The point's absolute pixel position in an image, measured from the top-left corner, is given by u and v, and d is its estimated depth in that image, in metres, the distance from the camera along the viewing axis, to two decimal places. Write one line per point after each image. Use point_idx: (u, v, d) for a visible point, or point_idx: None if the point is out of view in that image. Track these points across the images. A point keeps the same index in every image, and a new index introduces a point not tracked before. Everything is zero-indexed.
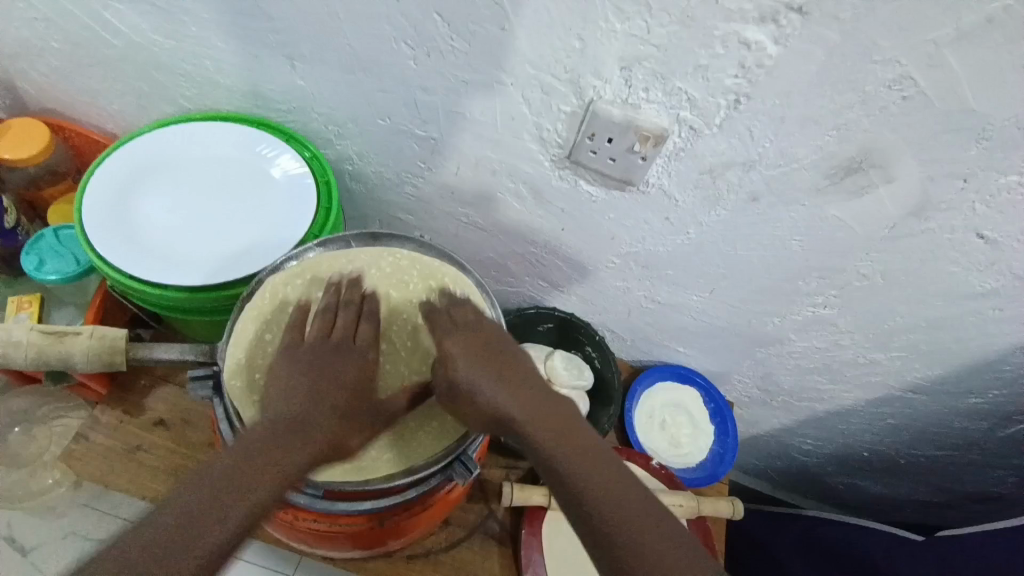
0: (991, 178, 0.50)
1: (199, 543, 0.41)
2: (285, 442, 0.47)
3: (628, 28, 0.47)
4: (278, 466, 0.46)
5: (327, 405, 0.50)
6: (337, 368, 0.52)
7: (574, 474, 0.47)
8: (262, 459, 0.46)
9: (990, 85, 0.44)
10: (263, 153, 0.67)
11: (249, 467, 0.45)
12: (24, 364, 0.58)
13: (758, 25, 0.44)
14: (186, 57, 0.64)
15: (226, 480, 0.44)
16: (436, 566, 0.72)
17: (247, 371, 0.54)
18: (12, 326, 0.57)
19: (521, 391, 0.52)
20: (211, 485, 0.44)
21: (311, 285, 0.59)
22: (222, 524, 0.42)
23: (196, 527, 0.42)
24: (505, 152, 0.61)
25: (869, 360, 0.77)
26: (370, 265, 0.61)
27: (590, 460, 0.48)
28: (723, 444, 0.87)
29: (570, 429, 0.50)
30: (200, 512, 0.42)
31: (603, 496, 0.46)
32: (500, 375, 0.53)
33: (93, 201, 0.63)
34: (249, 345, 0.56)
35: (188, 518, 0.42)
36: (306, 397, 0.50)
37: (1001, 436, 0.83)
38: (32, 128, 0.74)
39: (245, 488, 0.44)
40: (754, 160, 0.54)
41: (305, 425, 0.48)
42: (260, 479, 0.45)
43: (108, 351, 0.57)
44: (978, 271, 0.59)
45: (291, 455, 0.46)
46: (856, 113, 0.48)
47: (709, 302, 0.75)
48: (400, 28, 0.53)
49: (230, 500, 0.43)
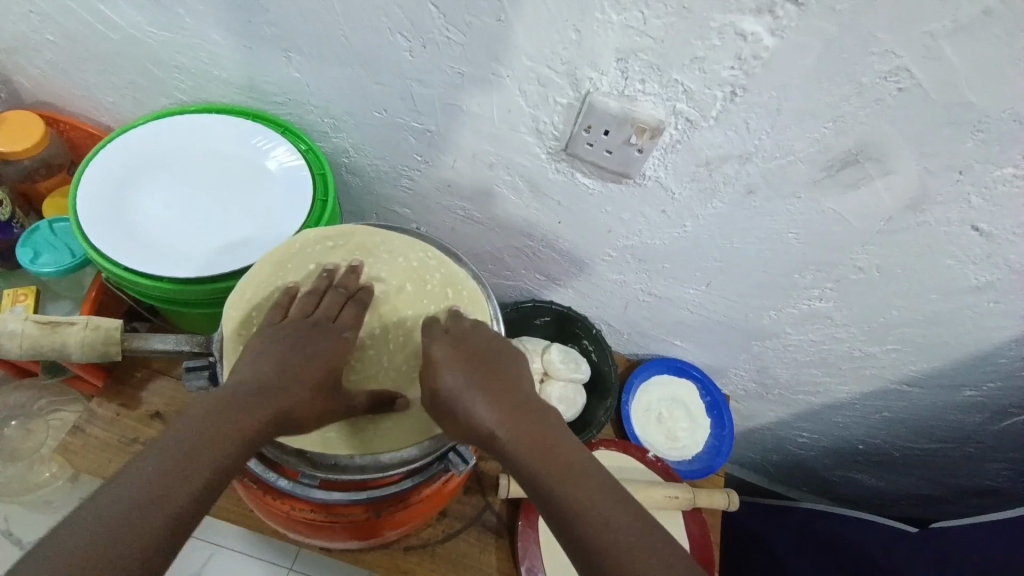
0: (987, 171, 0.50)
1: (160, 514, 0.38)
2: (247, 406, 0.45)
3: (625, 19, 0.47)
4: (241, 429, 0.44)
5: (296, 373, 0.48)
6: (309, 346, 0.50)
7: (555, 493, 0.43)
8: (223, 422, 0.43)
9: (987, 77, 0.43)
10: (259, 146, 0.66)
11: (212, 431, 0.42)
12: (21, 356, 0.57)
13: (755, 17, 0.44)
14: (181, 49, 0.64)
15: (188, 447, 0.41)
16: (432, 558, 0.72)
17: (248, 307, 0.54)
18: (6, 316, 0.57)
19: (506, 400, 0.49)
20: (172, 454, 0.41)
21: (337, 254, 0.58)
22: (185, 490, 0.40)
23: (159, 496, 0.39)
24: (502, 146, 0.61)
25: (865, 353, 0.77)
26: (397, 253, 0.60)
27: (573, 476, 0.44)
28: (719, 437, 0.87)
29: (554, 441, 0.47)
30: (160, 482, 0.39)
31: (587, 515, 0.42)
32: (483, 383, 0.50)
33: (89, 193, 0.63)
34: (259, 286, 0.55)
35: (147, 490, 0.38)
36: (270, 366, 0.48)
37: (996, 429, 0.83)
38: (27, 120, 0.74)
39: (209, 452, 0.42)
40: (751, 152, 0.54)
41: (269, 390, 0.47)
42: (224, 442, 0.43)
43: (102, 342, 0.56)
44: (974, 264, 0.59)
45: (251, 417, 0.45)
46: (853, 105, 0.48)
47: (706, 296, 0.75)
48: (397, 20, 0.53)
49: (192, 466, 0.41)
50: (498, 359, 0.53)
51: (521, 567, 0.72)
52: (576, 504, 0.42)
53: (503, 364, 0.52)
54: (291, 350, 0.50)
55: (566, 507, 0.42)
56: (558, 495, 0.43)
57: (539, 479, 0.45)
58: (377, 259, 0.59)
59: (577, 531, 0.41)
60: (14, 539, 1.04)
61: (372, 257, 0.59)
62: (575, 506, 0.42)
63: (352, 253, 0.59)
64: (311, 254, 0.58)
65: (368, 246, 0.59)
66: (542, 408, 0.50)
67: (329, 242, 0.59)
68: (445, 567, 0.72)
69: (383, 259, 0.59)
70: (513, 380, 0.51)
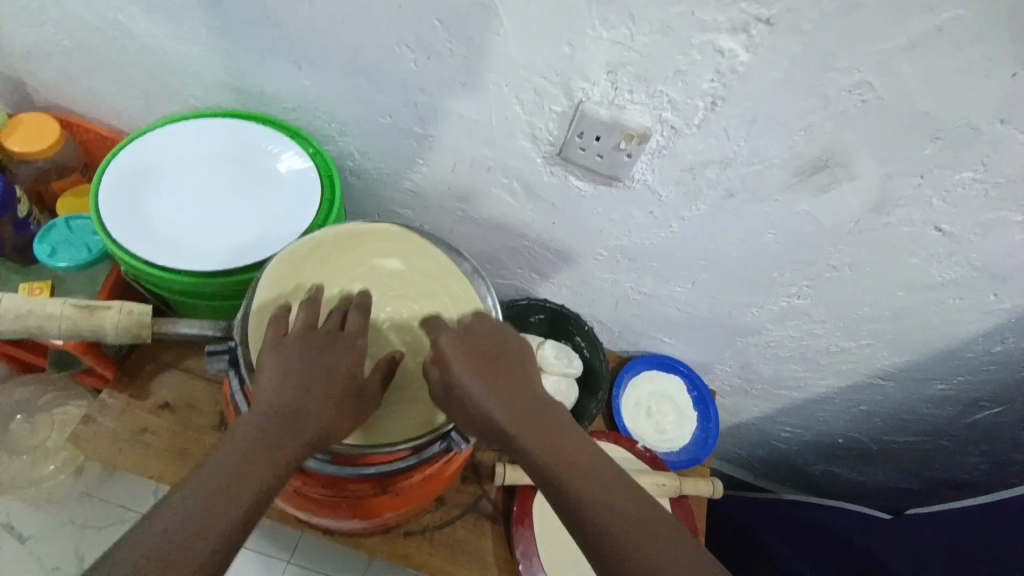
0: (945, 176, 0.55)
1: (210, 537, 0.41)
2: (281, 436, 0.46)
3: (613, 36, 0.51)
4: (278, 459, 0.46)
5: (318, 394, 0.49)
6: (323, 360, 0.50)
7: (560, 480, 0.45)
8: (259, 453, 0.45)
9: (940, 90, 0.48)
10: (268, 149, 0.70)
11: (252, 462, 0.44)
12: (58, 337, 0.61)
13: (730, 35, 0.48)
14: (195, 56, 0.67)
15: (228, 475, 0.43)
16: (431, 542, 0.75)
17: (286, 280, 0.59)
18: (44, 299, 0.60)
19: (515, 398, 0.50)
20: (216, 483, 0.43)
21: (372, 248, 0.64)
22: (225, 526, 0.42)
23: (209, 520, 0.41)
24: (498, 149, 0.65)
25: (841, 348, 0.82)
26: (425, 264, 0.64)
27: (581, 468, 0.46)
28: (705, 430, 0.91)
29: (562, 435, 0.48)
30: (208, 508, 0.42)
31: (594, 503, 0.44)
32: (495, 381, 0.50)
33: (108, 193, 0.66)
34: (289, 266, 0.60)
35: (190, 522, 0.41)
36: (294, 387, 0.48)
37: (968, 422, 0.88)
38: (43, 123, 0.77)
39: (249, 482, 0.44)
40: (730, 158, 0.59)
41: (300, 415, 0.48)
42: (258, 478, 0.44)
43: (135, 326, 0.60)
44: (938, 262, 0.64)
45: (280, 456, 0.46)
46: (820, 115, 0.52)
47: (692, 293, 0.79)
48: (402, 32, 0.57)
49: (239, 490, 0.43)
50: (511, 355, 0.53)
51: (517, 550, 0.75)
52: (585, 499, 0.44)
53: (516, 365, 0.53)
54: (313, 362, 0.50)
55: (574, 494, 0.44)
56: (568, 486, 0.45)
57: (549, 473, 0.46)
58: (409, 259, 0.64)
59: (587, 521, 0.43)
60: (15, 533, 1.01)
61: (378, 272, 0.63)
62: (587, 495, 0.44)
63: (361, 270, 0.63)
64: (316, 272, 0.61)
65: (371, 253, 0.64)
66: (550, 405, 0.50)
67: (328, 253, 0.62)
68: (443, 551, 0.75)
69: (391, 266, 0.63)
70: (524, 379, 0.52)
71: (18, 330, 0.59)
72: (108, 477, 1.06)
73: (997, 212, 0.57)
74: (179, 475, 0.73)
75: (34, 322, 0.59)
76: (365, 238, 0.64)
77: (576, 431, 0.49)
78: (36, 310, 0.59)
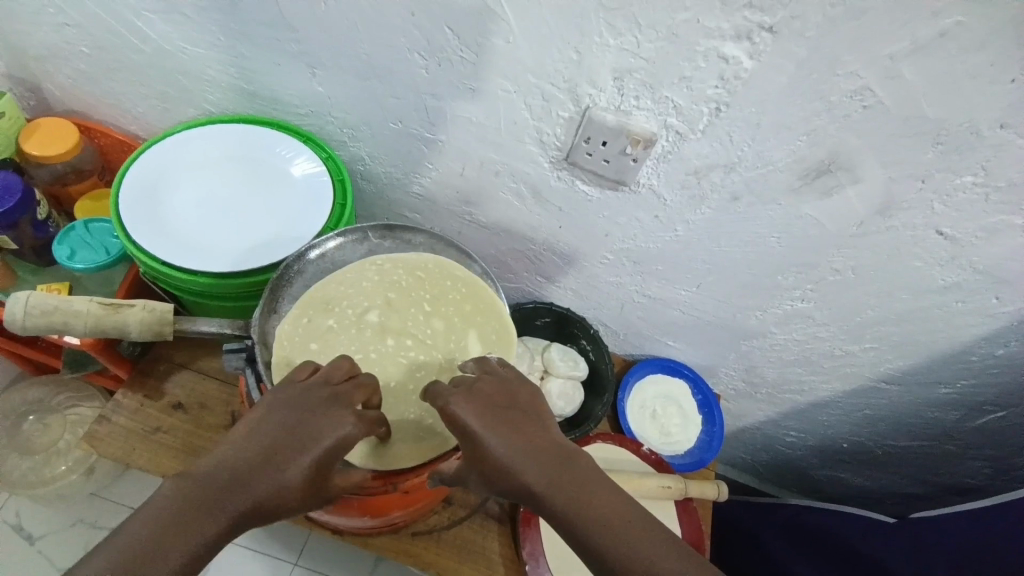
0: (947, 179, 0.56)
1: (169, 558, 0.40)
2: (257, 473, 0.45)
3: (620, 42, 0.52)
4: (250, 494, 0.44)
5: (307, 440, 0.47)
6: (316, 408, 0.49)
7: (597, 539, 0.45)
8: (232, 487, 0.44)
9: (941, 96, 0.49)
10: (283, 154, 0.71)
11: (223, 493, 0.44)
12: (82, 335, 0.61)
13: (734, 42, 0.50)
14: (211, 63, 0.69)
15: (196, 501, 0.43)
16: (438, 543, 0.76)
17: (334, 286, 0.65)
18: (70, 297, 0.61)
19: (536, 455, 0.49)
20: (183, 506, 0.42)
21: (420, 281, 0.67)
22: (187, 547, 0.41)
23: (169, 542, 0.41)
24: (507, 154, 0.67)
25: (845, 351, 0.82)
26: (464, 306, 0.65)
27: (625, 526, 0.46)
28: (710, 433, 0.92)
29: (592, 486, 0.48)
30: (170, 530, 0.41)
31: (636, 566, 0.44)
32: (513, 438, 0.49)
33: (128, 195, 0.68)
34: (345, 276, 0.66)
35: (151, 539, 0.40)
36: (283, 430, 0.47)
37: (973, 426, 0.88)
38: (62, 128, 0.79)
39: (216, 511, 0.43)
40: (735, 162, 0.60)
41: (283, 456, 0.46)
42: (224, 510, 0.43)
43: (158, 323, 0.61)
44: (940, 266, 0.65)
45: (251, 493, 0.44)
46: (823, 120, 0.54)
47: (697, 297, 0.80)
48: (414, 39, 0.58)
49: (205, 517, 0.42)
50: (522, 408, 0.52)
51: (523, 552, 0.76)
52: (624, 557, 0.44)
53: (530, 416, 0.52)
54: (306, 411, 0.49)
55: (613, 554, 0.45)
56: (606, 545, 0.45)
57: (581, 532, 0.46)
58: (452, 295, 0.66)
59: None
60: (24, 534, 1.03)
61: (420, 302, 0.65)
62: (640, 561, 0.44)
63: (404, 298, 0.65)
64: (384, 284, 0.66)
65: (439, 293, 0.66)
66: (581, 456, 0.50)
67: (401, 275, 0.67)
68: (450, 551, 0.76)
69: (432, 305, 0.65)
70: (542, 430, 0.51)
71: (43, 328, 0.60)
72: (118, 478, 1.08)
73: (999, 216, 0.58)
74: None
75: (59, 319, 0.60)
76: (416, 270, 0.67)
77: (603, 480, 0.49)
78: (61, 306, 0.60)
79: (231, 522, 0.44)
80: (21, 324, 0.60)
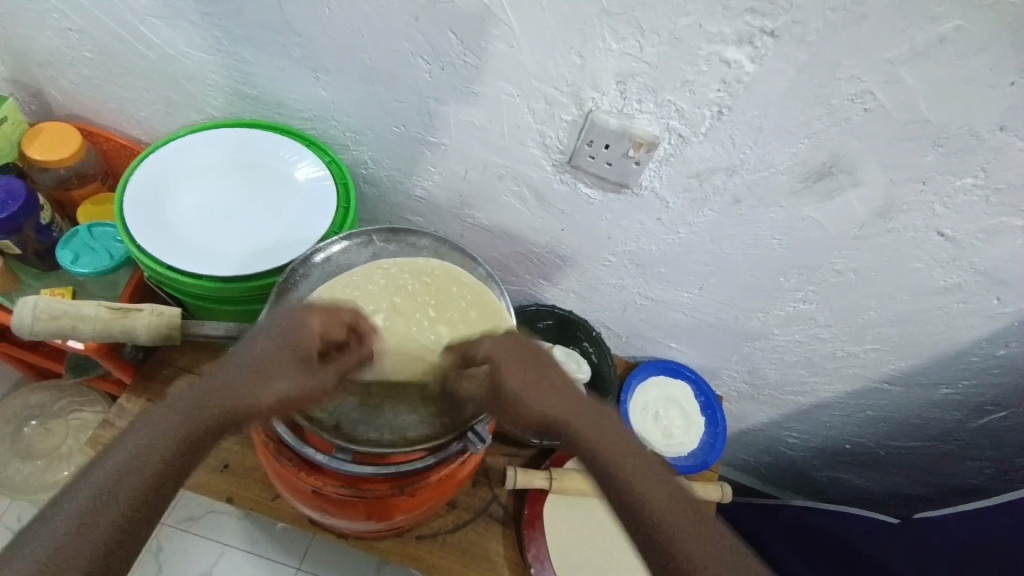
0: (948, 182, 0.56)
1: (168, 454, 0.50)
2: (234, 389, 0.52)
3: (623, 47, 0.53)
4: (227, 406, 0.52)
5: (278, 360, 0.53)
6: (292, 333, 0.54)
7: (604, 465, 0.52)
8: (212, 400, 0.52)
9: (941, 100, 0.50)
10: (286, 158, 0.72)
11: (204, 405, 0.51)
12: (91, 339, 0.61)
13: (736, 46, 0.50)
14: (215, 68, 0.70)
15: (184, 412, 0.51)
16: (443, 546, 0.76)
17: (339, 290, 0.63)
18: (80, 301, 0.61)
19: (554, 396, 0.56)
20: (173, 416, 0.51)
21: (427, 286, 0.65)
22: (179, 447, 0.50)
23: (165, 443, 0.50)
24: (509, 157, 0.67)
25: (847, 353, 0.82)
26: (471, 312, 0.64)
27: (627, 460, 0.53)
28: (713, 434, 0.92)
29: (602, 428, 0.55)
30: (165, 434, 0.50)
31: (633, 490, 0.51)
32: (534, 380, 0.56)
33: (133, 199, 0.68)
34: (352, 279, 0.64)
35: (151, 442, 0.50)
36: (259, 352, 0.53)
37: (975, 427, 0.88)
38: (65, 132, 0.79)
39: (199, 420, 0.51)
40: (737, 165, 0.60)
41: (256, 373, 0.53)
42: (206, 419, 0.51)
43: (166, 327, 0.62)
44: (941, 267, 0.65)
45: (227, 404, 0.52)
46: (825, 123, 0.54)
47: (700, 298, 0.80)
48: (417, 43, 0.59)
49: (191, 425, 0.51)
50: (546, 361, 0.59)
51: (529, 554, 0.76)
52: (624, 481, 0.51)
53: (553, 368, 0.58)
54: (282, 335, 0.54)
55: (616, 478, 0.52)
56: (612, 471, 0.52)
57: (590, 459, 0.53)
58: (458, 300, 0.65)
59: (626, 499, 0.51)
60: None
61: (426, 308, 0.64)
62: (636, 487, 0.51)
63: (410, 303, 0.64)
64: (390, 289, 0.64)
65: (445, 300, 0.65)
66: (593, 406, 0.57)
67: (407, 279, 0.66)
68: (454, 554, 0.76)
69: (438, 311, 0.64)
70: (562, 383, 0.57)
71: (52, 332, 0.60)
72: None
73: (1000, 217, 0.58)
74: (196, 477, 0.75)
75: (68, 324, 0.60)
76: (422, 274, 0.66)
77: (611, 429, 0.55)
78: (71, 311, 0.60)
79: (214, 427, 0.52)
80: (31, 329, 0.60)
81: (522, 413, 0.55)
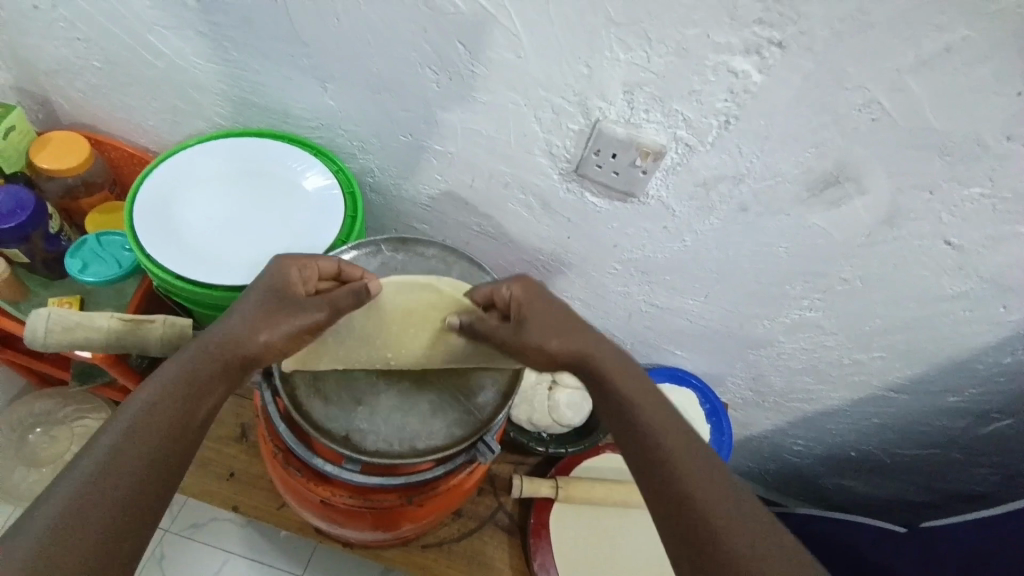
0: (954, 190, 0.56)
1: (173, 412, 0.46)
2: (232, 338, 0.51)
3: (631, 57, 0.53)
4: (229, 355, 0.50)
5: (270, 306, 0.54)
6: (281, 281, 0.55)
7: (621, 403, 0.51)
8: (212, 354, 0.50)
9: (947, 109, 0.50)
10: (294, 167, 0.72)
11: (204, 360, 0.49)
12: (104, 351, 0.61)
13: (744, 56, 0.50)
14: (223, 77, 0.70)
15: (182, 371, 0.48)
16: (448, 555, 0.76)
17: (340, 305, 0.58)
18: (93, 312, 0.61)
19: (574, 338, 0.55)
20: (170, 380, 0.47)
21: (435, 305, 0.60)
22: (185, 404, 0.47)
23: (168, 405, 0.46)
24: (516, 165, 0.67)
25: (853, 360, 0.82)
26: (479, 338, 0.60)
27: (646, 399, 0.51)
28: (718, 442, 0.92)
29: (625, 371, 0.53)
30: (166, 396, 0.46)
31: (649, 425, 0.49)
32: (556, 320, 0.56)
33: (142, 208, 0.69)
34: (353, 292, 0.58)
35: (148, 408, 0.45)
36: (250, 304, 0.54)
37: (981, 434, 0.88)
38: (73, 141, 0.80)
39: (203, 376, 0.48)
40: (743, 173, 0.60)
41: (252, 321, 0.52)
42: (210, 371, 0.49)
43: (179, 337, 0.62)
44: (948, 275, 0.65)
45: (229, 355, 0.50)
46: (831, 132, 0.54)
47: (706, 306, 0.80)
48: (425, 53, 0.59)
49: (194, 381, 0.48)
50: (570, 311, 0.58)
51: (534, 564, 0.76)
52: (640, 417, 0.49)
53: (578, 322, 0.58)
54: (270, 285, 0.55)
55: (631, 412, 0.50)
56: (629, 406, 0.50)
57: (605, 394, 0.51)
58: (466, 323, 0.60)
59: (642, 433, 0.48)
60: None
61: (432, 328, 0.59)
62: (650, 423, 0.49)
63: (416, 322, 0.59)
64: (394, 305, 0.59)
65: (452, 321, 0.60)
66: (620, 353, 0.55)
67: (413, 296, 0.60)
68: (460, 563, 0.76)
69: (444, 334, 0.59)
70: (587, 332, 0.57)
71: (65, 344, 0.60)
72: None
73: (1006, 225, 0.58)
74: (202, 486, 0.76)
75: (81, 335, 0.60)
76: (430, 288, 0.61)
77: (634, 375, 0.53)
78: (84, 322, 0.60)
79: (219, 379, 0.49)
80: (43, 342, 0.59)
81: (538, 350, 0.55)
